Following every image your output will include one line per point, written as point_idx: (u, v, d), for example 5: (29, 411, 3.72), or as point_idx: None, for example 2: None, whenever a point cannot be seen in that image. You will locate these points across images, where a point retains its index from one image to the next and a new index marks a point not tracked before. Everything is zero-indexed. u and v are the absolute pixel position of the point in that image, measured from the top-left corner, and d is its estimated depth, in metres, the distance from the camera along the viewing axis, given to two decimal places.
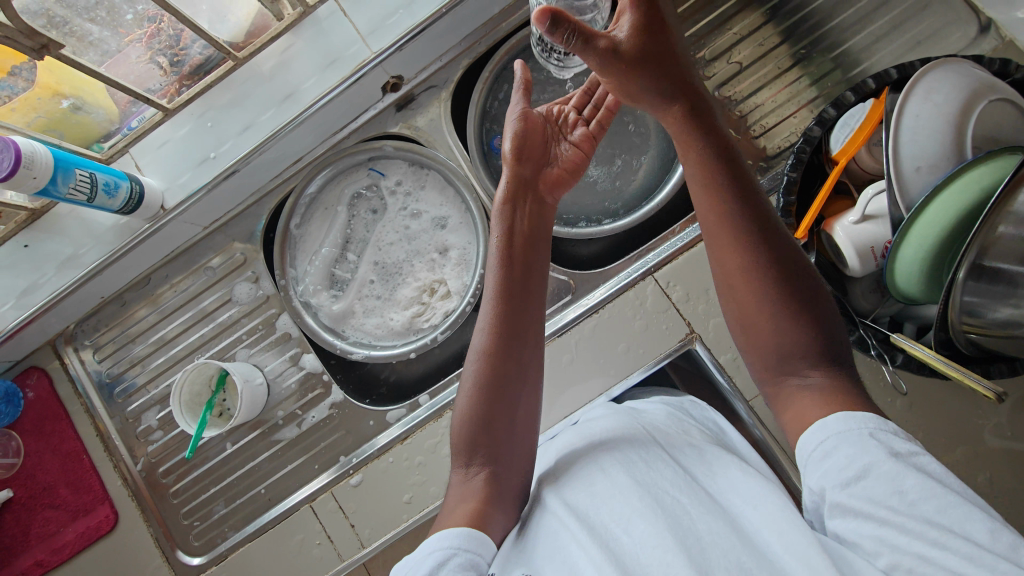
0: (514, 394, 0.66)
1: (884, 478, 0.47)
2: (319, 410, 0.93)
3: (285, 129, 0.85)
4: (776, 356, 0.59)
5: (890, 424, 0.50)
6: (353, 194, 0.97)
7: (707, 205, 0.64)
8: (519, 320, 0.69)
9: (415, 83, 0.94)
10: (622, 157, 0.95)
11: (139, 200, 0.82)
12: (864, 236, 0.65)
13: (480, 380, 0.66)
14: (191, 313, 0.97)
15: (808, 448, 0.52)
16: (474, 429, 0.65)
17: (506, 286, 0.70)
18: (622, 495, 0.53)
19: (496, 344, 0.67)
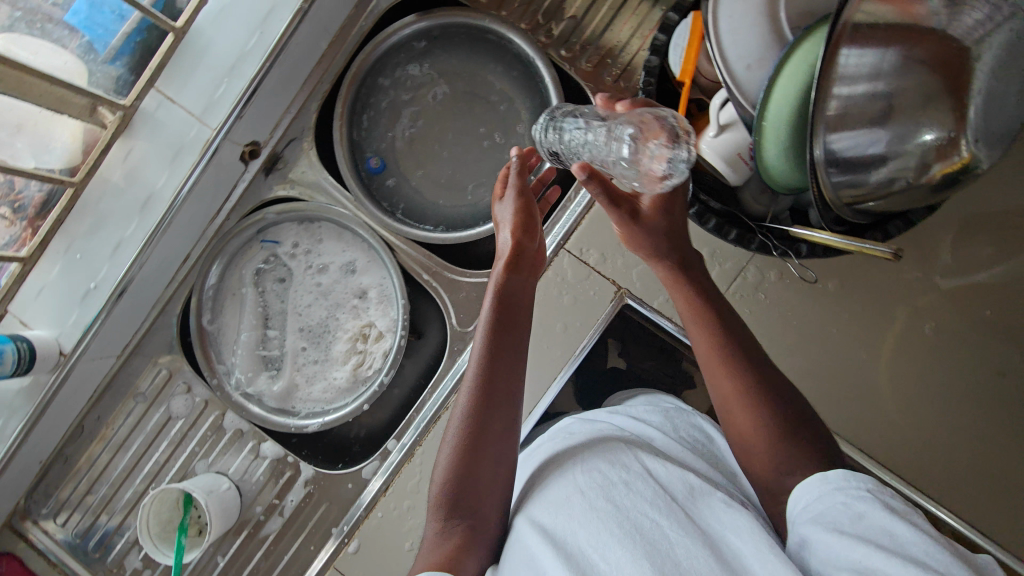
0: (499, 445, 0.63)
1: (876, 523, 0.45)
2: (296, 491, 0.91)
3: (158, 234, 0.83)
4: (772, 458, 0.56)
5: (889, 488, 0.49)
6: (255, 272, 0.94)
7: (701, 331, 0.64)
8: (501, 368, 0.66)
9: (274, 142, 0.91)
10: (501, 142, 0.94)
11: (31, 356, 0.78)
12: (728, 145, 0.65)
13: (465, 433, 0.62)
14: (138, 444, 0.93)
15: (801, 497, 0.52)
16: (455, 481, 0.60)
17: (492, 345, 0.67)
18: (598, 516, 0.52)
19: (484, 397, 0.64)
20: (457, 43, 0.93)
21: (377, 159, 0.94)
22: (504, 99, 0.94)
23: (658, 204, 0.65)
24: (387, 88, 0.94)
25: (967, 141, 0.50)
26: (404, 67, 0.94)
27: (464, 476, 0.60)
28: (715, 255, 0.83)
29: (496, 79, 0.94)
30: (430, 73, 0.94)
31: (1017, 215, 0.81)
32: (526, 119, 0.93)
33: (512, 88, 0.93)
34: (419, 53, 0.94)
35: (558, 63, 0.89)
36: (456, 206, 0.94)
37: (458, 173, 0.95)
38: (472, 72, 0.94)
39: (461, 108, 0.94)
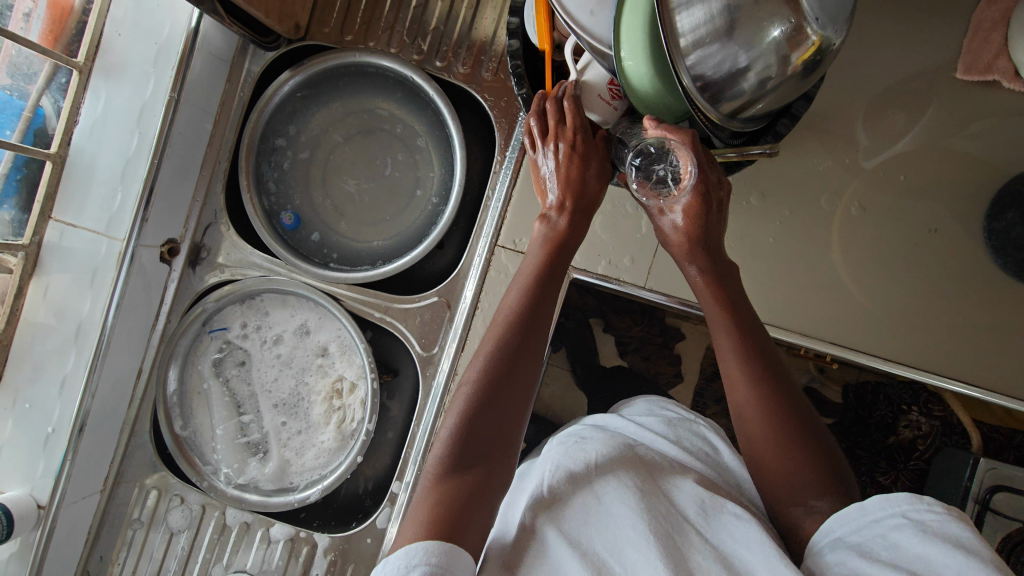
0: (519, 400, 0.58)
1: (910, 551, 0.43)
2: (319, 564, 0.89)
3: (100, 359, 0.82)
4: (772, 440, 0.58)
5: (927, 501, 0.46)
6: (212, 365, 0.93)
7: (713, 308, 0.66)
8: (535, 329, 0.61)
9: (192, 234, 0.92)
10: (409, 163, 0.95)
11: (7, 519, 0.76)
12: (590, 89, 0.69)
13: (486, 379, 0.58)
14: (147, 572, 0.90)
15: (840, 523, 0.50)
16: (468, 424, 0.56)
17: (525, 308, 0.62)
18: (615, 520, 0.52)
19: (517, 351, 0.60)
20: (337, 84, 0.94)
21: (290, 215, 0.93)
22: (398, 123, 0.95)
23: (685, 225, 0.67)
24: (282, 147, 0.94)
25: (810, 23, 0.51)
26: (295, 123, 0.94)
27: (478, 418, 0.56)
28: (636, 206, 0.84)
29: (385, 107, 0.95)
30: (320, 121, 0.94)
31: (914, 80, 0.82)
32: (425, 135, 0.95)
33: (402, 110, 0.94)
34: (302, 106, 0.94)
35: (438, 74, 0.91)
36: (387, 239, 0.95)
37: (379, 208, 0.95)
38: (360, 108, 0.95)
39: (361, 145, 0.95)
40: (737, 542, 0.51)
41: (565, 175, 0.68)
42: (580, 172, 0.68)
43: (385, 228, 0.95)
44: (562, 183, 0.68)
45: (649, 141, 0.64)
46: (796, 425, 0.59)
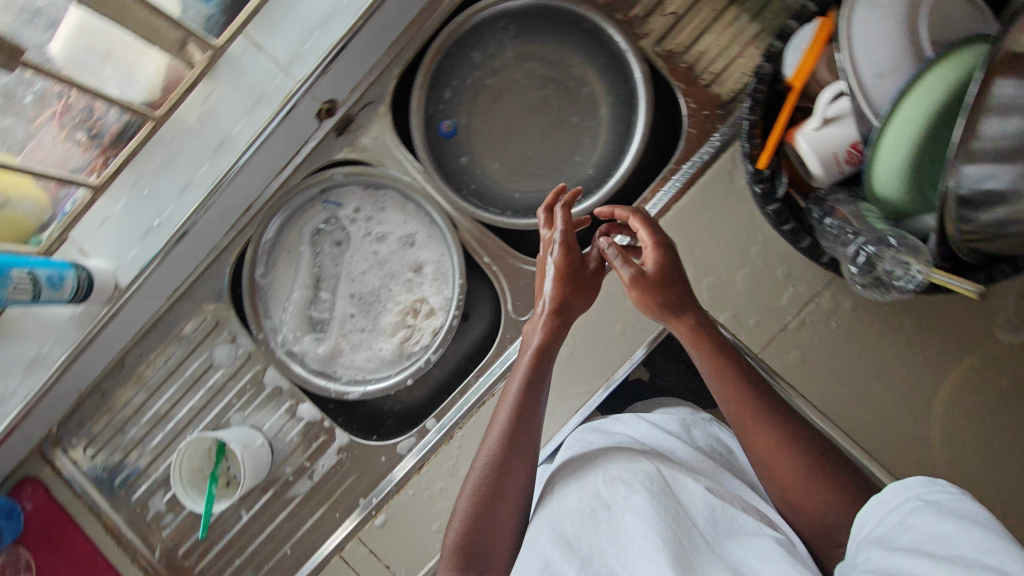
0: (509, 488, 0.65)
1: (929, 524, 0.47)
2: (328, 457, 0.90)
3: (224, 179, 0.81)
4: (791, 489, 0.62)
5: (952, 490, 0.50)
6: (313, 232, 0.94)
7: (710, 371, 0.68)
8: (521, 440, 0.67)
9: (351, 104, 0.89)
10: (581, 128, 0.92)
11: (89, 285, 0.78)
12: (827, 140, 0.61)
13: (482, 483, 0.65)
14: (175, 387, 0.93)
15: (871, 516, 0.54)
16: (469, 539, 0.63)
17: (511, 429, 0.67)
18: (625, 536, 0.57)
19: (502, 471, 0.65)
20: (547, 27, 0.90)
21: (451, 124, 0.92)
22: (586, 90, 0.92)
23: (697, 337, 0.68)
24: (467, 61, 0.92)
25: None
26: (493, 45, 0.92)
27: (477, 532, 0.64)
28: (791, 276, 0.78)
29: (582, 70, 0.91)
30: (515, 56, 0.92)
31: None
32: (608, 110, 0.91)
33: (597, 80, 0.91)
34: (505, 33, 0.91)
35: (653, 59, 0.85)
36: (524, 193, 0.93)
37: (529, 160, 0.93)
38: (558, 60, 0.92)
39: (540, 97, 0.93)
40: (752, 558, 0.55)
41: (558, 274, 0.73)
42: (578, 270, 0.73)
43: (529, 179, 0.93)
44: (554, 300, 0.72)
45: (887, 232, 0.59)
46: (811, 476, 0.61)
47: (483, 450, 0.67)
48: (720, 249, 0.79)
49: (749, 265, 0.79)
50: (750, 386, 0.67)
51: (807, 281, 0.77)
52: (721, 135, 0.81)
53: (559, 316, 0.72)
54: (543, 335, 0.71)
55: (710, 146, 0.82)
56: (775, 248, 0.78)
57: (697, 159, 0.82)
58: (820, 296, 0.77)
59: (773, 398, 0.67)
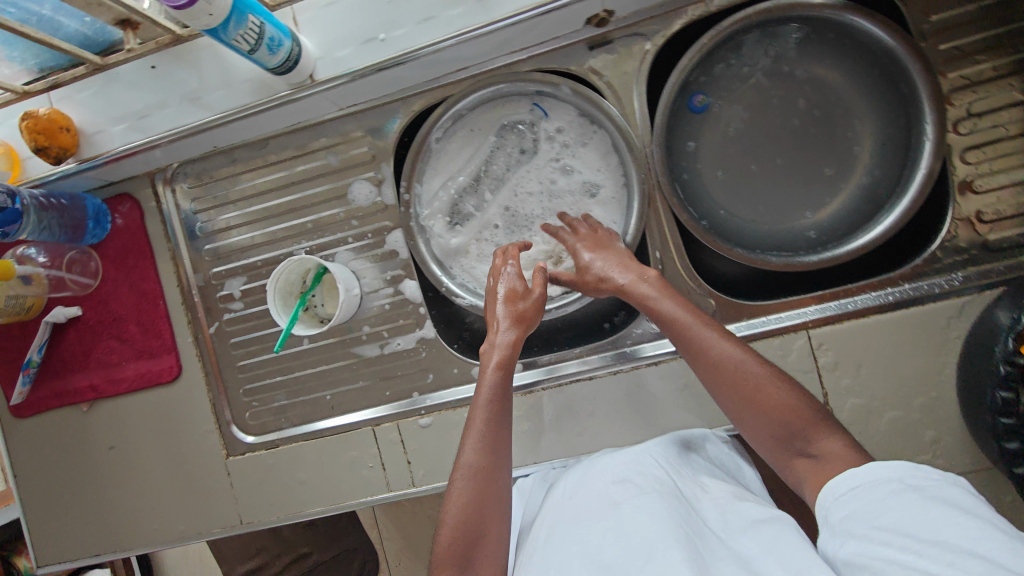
0: (496, 484, 0.67)
1: (918, 507, 0.51)
2: (406, 339, 0.89)
3: (472, 32, 0.73)
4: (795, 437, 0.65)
5: (921, 470, 0.55)
6: (504, 125, 0.87)
7: (685, 344, 0.70)
8: (494, 446, 0.68)
9: (619, 26, 0.79)
10: (828, 182, 0.81)
11: (295, 62, 0.71)
12: None
13: (467, 484, 0.66)
14: (302, 194, 0.89)
15: (846, 483, 0.58)
16: (458, 545, 0.64)
17: (487, 436, 0.68)
18: (634, 531, 0.59)
19: (480, 478, 0.66)
20: (868, 63, 0.77)
21: (704, 100, 0.82)
22: (857, 151, 0.80)
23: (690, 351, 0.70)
24: (763, 48, 0.79)
25: None
26: (800, 48, 0.79)
27: (467, 539, 0.64)
28: (937, 445, 0.73)
29: (867, 127, 0.79)
30: (811, 73, 0.80)
31: None
32: (864, 183, 0.80)
33: (876, 148, 0.79)
34: (820, 42, 0.79)
35: (951, 165, 0.73)
36: (727, 214, 0.82)
37: (752, 186, 0.82)
38: (852, 103, 0.80)
39: (807, 130, 0.81)
40: (751, 542, 0.57)
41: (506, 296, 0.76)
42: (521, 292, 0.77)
43: (743, 201, 0.82)
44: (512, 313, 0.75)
45: None
46: (781, 423, 0.65)
47: (465, 455, 0.68)
48: (888, 382, 0.74)
49: (905, 413, 0.74)
50: (722, 365, 0.68)
51: (948, 457, 0.73)
52: (965, 278, 0.73)
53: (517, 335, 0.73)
54: (505, 351, 0.73)
55: (947, 281, 0.74)
56: (940, 412, 0.73)
57: (925, 286, 0.74)
58: (948, 478, 0.73)
59: (749, 381, 0.67)
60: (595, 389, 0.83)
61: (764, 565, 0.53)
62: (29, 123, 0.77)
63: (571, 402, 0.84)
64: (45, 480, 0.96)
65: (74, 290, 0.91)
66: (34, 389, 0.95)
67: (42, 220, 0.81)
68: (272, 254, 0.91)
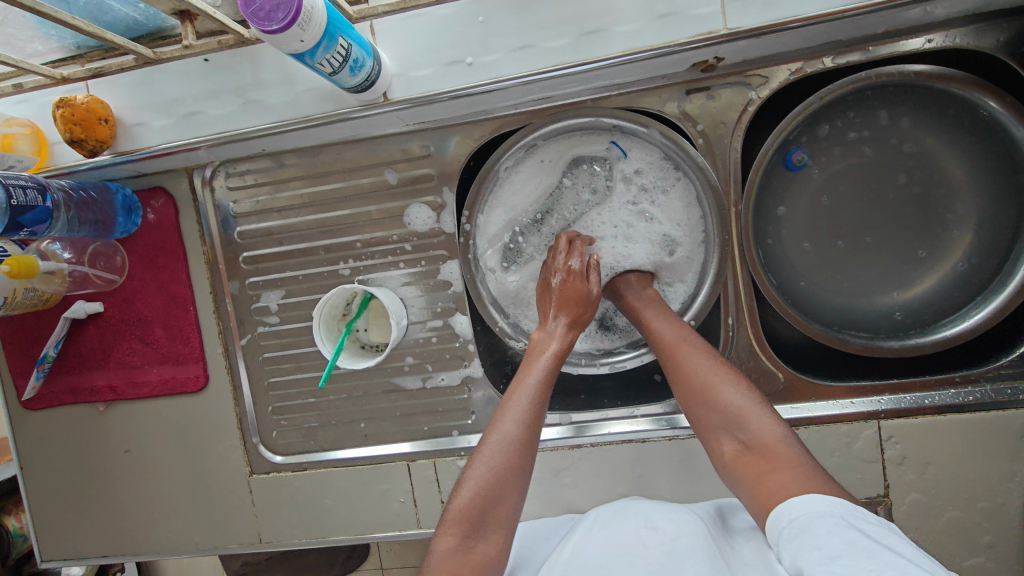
0: (522, 472, 0.64)
1: (851, 546, 0.46)
2: (451, 375, 0.84)
3: (569, 67, 0.67)
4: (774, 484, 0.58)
5: (862, 511, 0.51)
6: (579, 162, 0.80)
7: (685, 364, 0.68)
8: (534, 427, 0.66)
9: (725, 72, 0.72)
10: (916, 264, 0.77)
11: (372, 82, 0.65)
12: None
13: (494, 463, 0.63)
14: (353, 210, 0.83)
15: (787, 514, 0.53)
16: (471, 508, 0.61)
17: (528, 413, 0.66)
18: None
19: (513, 451, 0.64)
20: (985, 146, 0.72)
21: (802, 159, 0.77)
22: (955, 237, 0.75)
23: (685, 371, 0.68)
24: (872, 114, 0.75)
25: None
26: (913, 120, 0.74)
27: (484, 503, 0.61)
28: (993, 550, 0.72)
29: (971, 214, 0.74)
30: (920, 148, 0.75)
31: None
32: (956, 270, 0.75)
33: (977, 238, 0.74)
34: (935, 116, 0.73)
35: None
36: (806, 285, 0.79)
37: (838, 260, 0.79)
38: (959, 186, 0.74)
39: (904, 208, 0.76)
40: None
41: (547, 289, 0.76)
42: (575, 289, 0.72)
43: (825, 271, 0.79)
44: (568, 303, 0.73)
45: None
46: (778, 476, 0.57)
47: (504, 422, 0.65)
48: (953, 482, 0.72)
49: (965, 515, 0.72)
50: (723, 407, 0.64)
51: (1002, 564, 0.72)
52: None
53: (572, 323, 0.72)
54: (558, 338, 0.71)
55: None
56: (1001, 518, 0.72)
57: (1007, 390, 0.71)
58: None
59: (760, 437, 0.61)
60: (645, 453, 0.79)
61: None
62: (64, 111, 0.70)
63: (619, 463, 0.80)
64: (54, 477, 0.92)
65: (97, 286, 0.85)
66: (48, 383, 0.89)
67: (71, 217, 0.74)
68: (315, 270, 0.85)
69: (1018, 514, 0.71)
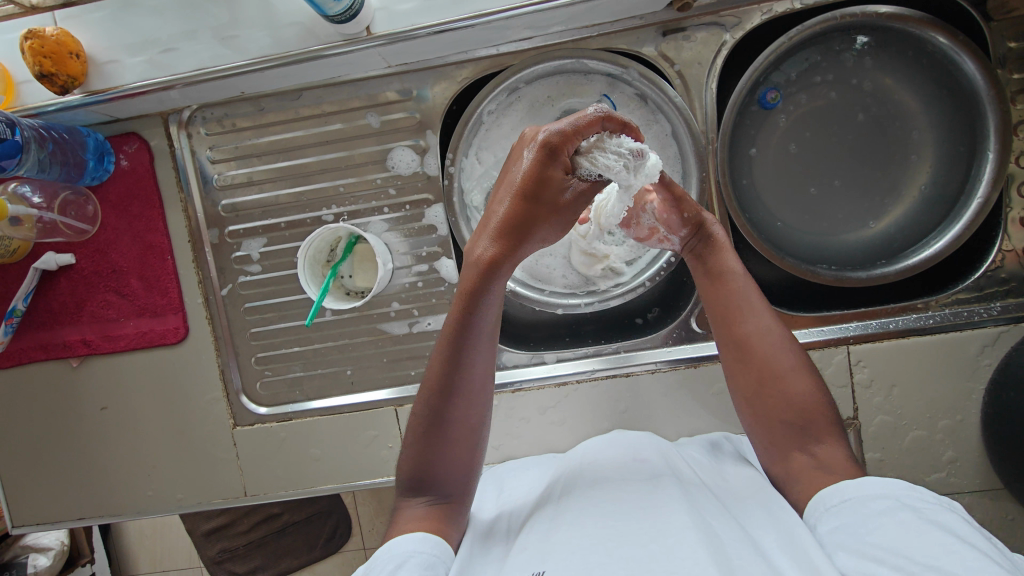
0: (454, 418, 0.62)
1: (900, 529, 0.48)
2: (437, 319, 0.85)
3: (550, 2, 0.68)
4: (783, 424, 0.62)
5: (915, 492, 0.52)
6: (567, 108, 0.81)
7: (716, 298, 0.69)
8: (466, 386, 0.62)
9: (698, 12, 0.75)
10: (879, 201, 0.81)
11: (355, 16, 0.68)
12: None
13: (428, 422, 0.62)
14: (335, 155, 0.82)
15: (838, 494, 0.55)
16: (417, 468, 0.62)
17: (447, 378, 0.61)
18: (651, 507, 0.56)
19: (439, 405, 0.61)
20: (940, 84, 0.76)
21: (777, 96, 0.80)
22: (912, 172, 0.80)
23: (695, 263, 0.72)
24: (838, 55, 0.78)
25: None
26: (876, 60, 0.78)
27: (425, 463, 0.62)
28: (954, 465, 0.76)
29: (927, 149, 0.80)
30: (881, 87, 0.79)
31: None
32: (916, 204, 0.80)
33: (932, 172, 0.79)
34: (895, 57, 0.77)
35: (1007, 196, 0.74)
36: (782, 226, 0.83)
37: (808, 198, 0.83)
38: (915, 124, 0.80)
39: (867, 146, 0.81)
40: (754, 517, 0.57)
41: (511, 188, 0.60)
42: (543, 188, 0.59)
43: (798, 211, 0.83)
44: (503, 220, 0.60)
45: None
46: (794, 410, 0.62)
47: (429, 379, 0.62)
48: (917, 402, 0.76)
49: (928, 433, 0.77)
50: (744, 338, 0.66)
51: (962, 477, 0.77)
52: (1005, 307, 0.75)
53: (499, 251, 0.59)
54: (476, 272, 0.59)
55: (986, 310, 0.76)
56: (960, 434, 0.76)
57: (965, 312, 0.76)
58: (958, 495, 0.77)
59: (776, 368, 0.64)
60: (629, 387, 0.82)
61: (765, 537, 0.53)
62: (33, 43, 0.68)
63: (604, 398, 0.82)
64: (23, 439, 0.88)
65: (67, 236, 0.82)
66: (15, 340, 0.86)
67: (41, 157, 0.72)
68: (298, 217, 0.84)
69: (976, 430, 0.76)
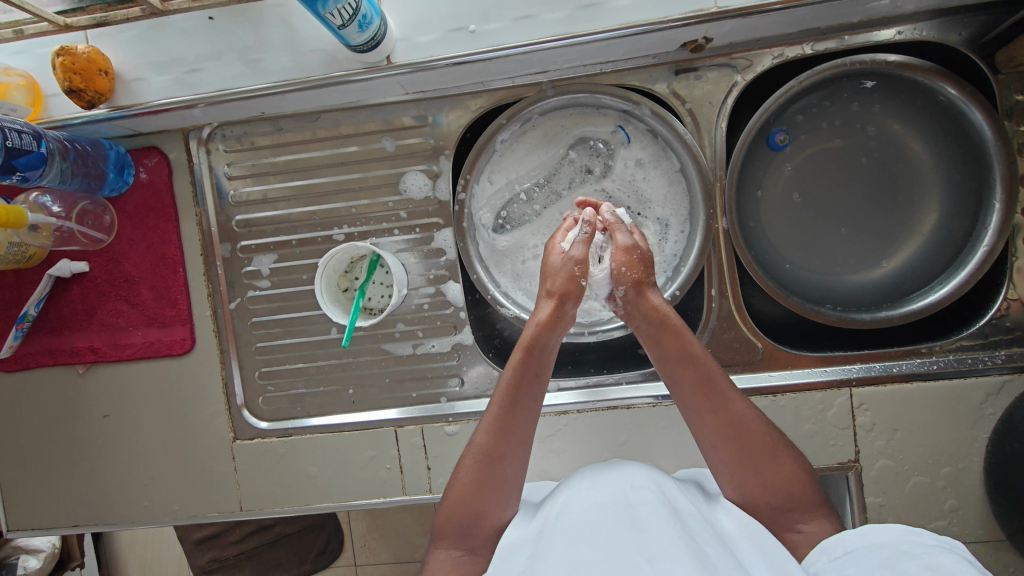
0: (500, 475, 0.66)
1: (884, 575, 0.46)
2: (441, 342, 0.86)
3: (566, 38, 0.70)
4: (759, 480, 0.64)
5: (923, 538, 0.49)
6: (580, 138, 0.83)
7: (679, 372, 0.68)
8: (518, 435, 0.67)
9: (711, 53, 0.77)
10: (886, 245, 0.82)
11: (377, 44, 0.70)
12: None
13: (473, 480, 0.66)
14: (350, 176, 0.84)
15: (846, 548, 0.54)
16: (456, 517, 0.65)
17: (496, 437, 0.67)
18: (646, 533, 0.55)
19: (486, 466, 0.66)
20: (946, 131, 0.78)
21: (786, 138, 0.81)
22: (919, 217, 0.82)
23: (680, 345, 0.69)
24: (847, 101, 0.80)
25: None
26: (884, 107, 0.80)
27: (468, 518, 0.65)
28: (956, 513, 0.76)
29: (935, 195, 0.81)
30: (888, 133, 0.81)
31: None
32: (923, 249, 0.81)
33: (939, 216, 0.80)
34: (903, 104, 0.79)
35: (1014, 246, 0.74)
36: (790, 266, 0.84)
37: (815, 239, 0.84)
38: (922, 169, 0.81)
39: (874, 190, 0.82)
40: (749, 551, 0.56)
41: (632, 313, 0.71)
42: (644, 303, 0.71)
43: (805, 251, 0.84)
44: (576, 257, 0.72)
45: None
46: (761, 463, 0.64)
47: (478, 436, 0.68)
48: (919, 447, 0.76)
49: (930, 480, 0.76)
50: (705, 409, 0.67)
51: (963, 526, 0.76)
52: (1009, 356, 0.75)
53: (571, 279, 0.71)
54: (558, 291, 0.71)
55: (990, 358, 0.76)
56: (962, 482, 0.76)
57: (969, 359, 0.76)
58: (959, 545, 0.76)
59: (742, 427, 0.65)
60: (631, 419, 0.82)
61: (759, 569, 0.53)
62: (64, 60, 0.70)
63: (604, 429, 0.82)
64: (24, 441, 0.89)
65: (82, 244, 0.84)
66: (25, 344, 0.87)
67: (64, 168, 0.74)
68: (309, 235, 0.86)
69: (979, 480, 0.75)
